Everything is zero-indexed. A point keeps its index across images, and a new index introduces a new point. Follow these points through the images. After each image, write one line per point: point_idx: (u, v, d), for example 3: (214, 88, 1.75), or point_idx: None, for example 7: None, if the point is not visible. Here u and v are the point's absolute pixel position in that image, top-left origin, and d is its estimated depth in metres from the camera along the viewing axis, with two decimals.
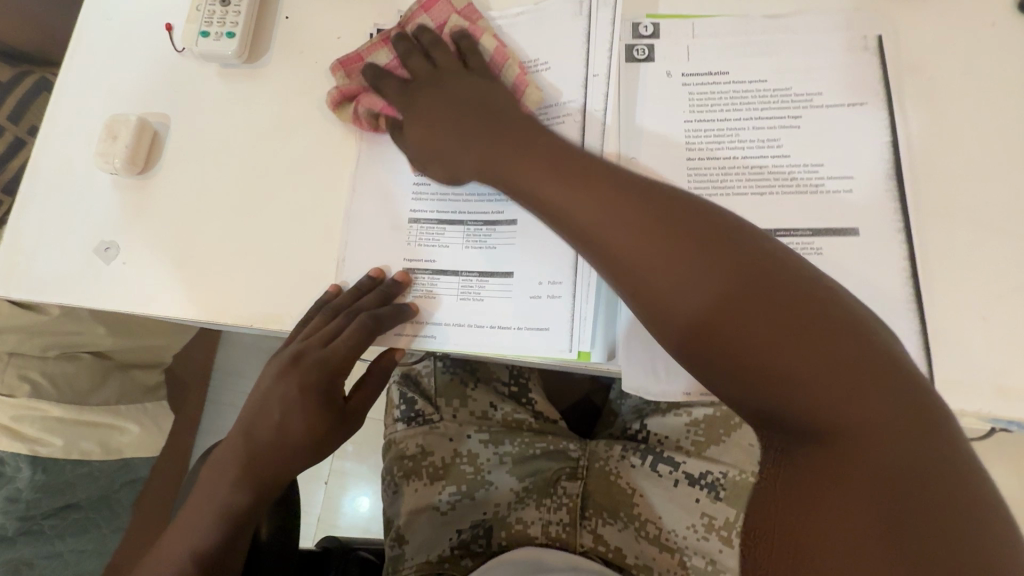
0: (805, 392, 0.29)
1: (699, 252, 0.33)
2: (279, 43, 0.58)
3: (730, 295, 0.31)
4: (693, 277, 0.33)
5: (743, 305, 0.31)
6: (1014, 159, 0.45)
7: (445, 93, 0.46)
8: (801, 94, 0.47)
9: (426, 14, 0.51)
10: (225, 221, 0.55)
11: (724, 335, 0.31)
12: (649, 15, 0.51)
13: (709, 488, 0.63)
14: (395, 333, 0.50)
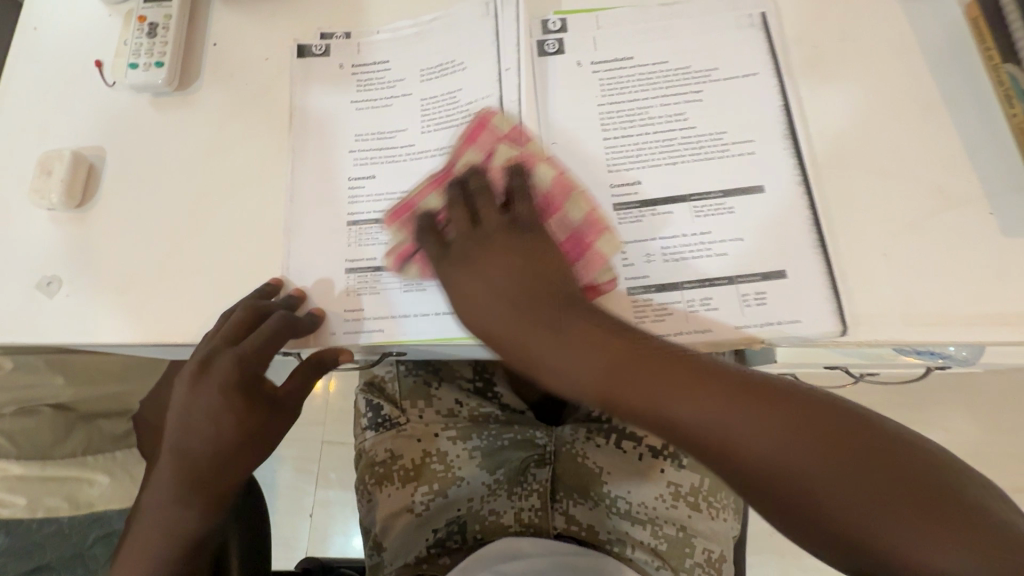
0: (849, 499, 0.35)
1: (776, 412, 0.38)
2: (209, 69, 0.60)
3: (756, 418, 0.38)
4: (718, 403, 0.39)
5: (755, 428, 0.37)
6: (895, 110, 0.49)
7: (495, 265, 0.46)
8: (700, 72, 0.51)
9: (472, 145, 0.51)
10: (167, 244, 0.56)
11: (793, 458, 0.36)
12: (556, 11, 0.55)
13: (673, 458, 0.66)
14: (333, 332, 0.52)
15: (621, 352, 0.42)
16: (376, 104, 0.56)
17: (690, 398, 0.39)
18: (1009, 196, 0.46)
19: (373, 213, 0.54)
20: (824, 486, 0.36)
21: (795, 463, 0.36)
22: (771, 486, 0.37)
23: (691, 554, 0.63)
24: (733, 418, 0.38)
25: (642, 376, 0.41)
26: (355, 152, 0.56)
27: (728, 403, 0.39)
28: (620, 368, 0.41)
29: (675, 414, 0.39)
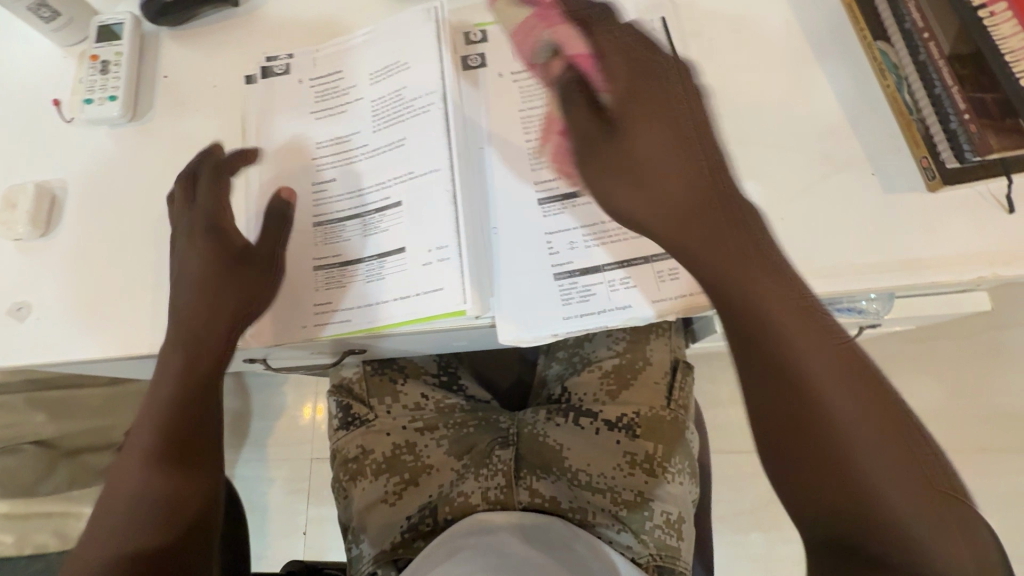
0: (872, 467, 0.34)
1: (858, 376, 0.36)
2: (162, 99, 0.64)
3: (830, 365, 0.35)
4: (806, 334, 0.36)
5: (835, 385, 0.35)
6: (785, 90, 0.55)
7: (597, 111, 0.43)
8: None
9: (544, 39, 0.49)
10: (132, 263, 0.59)
11: (833, 412, 0.35)
12: (478, 23, 0.60)
13: (626, 429, 0.69)
14: (302, 325, 0.55)
15: (728, 251, 0.39)
16: (332, 112, 0.60)
17: (772, 305, 0.37)
18: (889, 157, 0.52)
19: (336, 212, 0.57)
20: (867, 450, 0.34)
21: (848, 422, 0.34)
22: (801, 408, 0.35)
23: (651, 518, 0.65)
24: (827, 361, 0.36)
25: (750, 282, 0.37)
26: (316, 156, 0.59)
27: (809, 345, 0.36)
28: (730, 267, 0.38)
29: (762, 311, 0.37)
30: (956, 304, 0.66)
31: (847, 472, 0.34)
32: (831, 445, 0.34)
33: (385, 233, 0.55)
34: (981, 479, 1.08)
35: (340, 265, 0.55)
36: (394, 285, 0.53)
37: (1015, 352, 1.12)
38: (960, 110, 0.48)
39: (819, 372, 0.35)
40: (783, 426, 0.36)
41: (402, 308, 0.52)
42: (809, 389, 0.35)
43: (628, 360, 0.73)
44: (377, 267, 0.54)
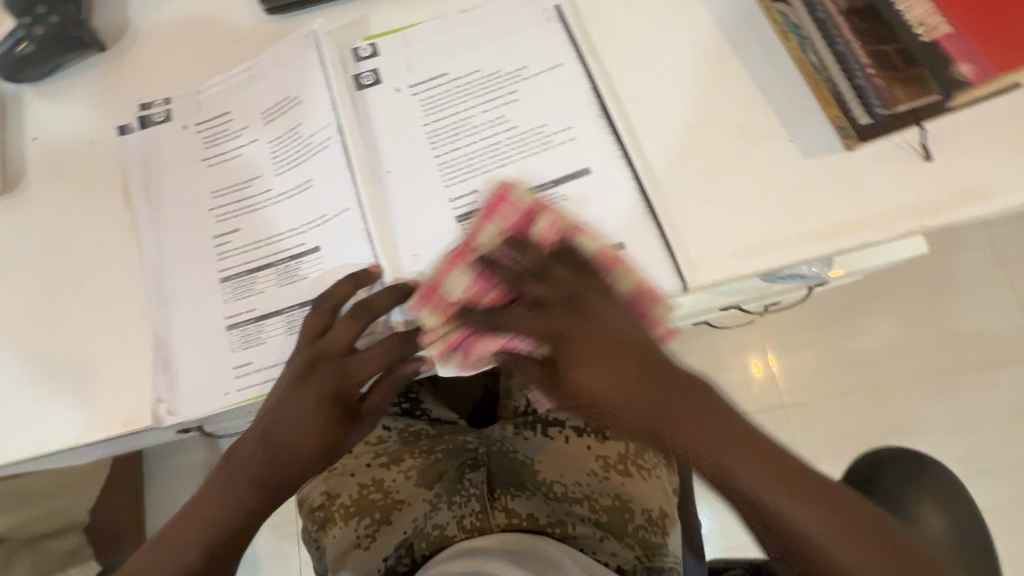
0: (781, 515, 0.40)
1: (727, 436, 0.42)
2: (35, 167, 0.58)
3: (691, 434, 0.43)
4: (681, 421, 0.43)
5: (732, 454, 0.41)
6: (693, 66, 0.53)
7: (603, 352, 0.46)
8: (511, 72, 0.54)
9: (492, 219, 0.49)
10: (28, 352, 0.54)
11: (723, 468, 0.41)
12: (365, 38, 0.56)
13: (595, 432, 0.68)
14: (222, 392, 0.51)
15: (592, 361, 0.46)
16: (224, 157, 0.55)
17: (635, 401, 0.45)
18: (804, 122, 0.50)
19: (243, 265, 0.53)
20: (834, 547, 0.39)
21: (730, 463, 0.41)
22: (702, 467, 0.43)
23: (632, 518, 0.64)
24: (752, 471, 0.41)
25: (677, 408, 0.43)
26: (214, 208, 0.54)
27: (675, 415, 0.43)
28: (596, 370, 0.46)
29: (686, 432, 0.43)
30: (895, 252, 0.66)
31: (769, 517, 0.40)
32: (744, 502, 0.41)
33: (305, 280, 0.51)
34: (948, 407, 1.11)
35: (284, 315, 0.51)
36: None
37: (963, 277, 1.15)
38: (864, 65, 0.47)
39: (692, 444, 0.43)
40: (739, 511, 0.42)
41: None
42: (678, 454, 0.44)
43: None
44: (299, 317, 0.51)
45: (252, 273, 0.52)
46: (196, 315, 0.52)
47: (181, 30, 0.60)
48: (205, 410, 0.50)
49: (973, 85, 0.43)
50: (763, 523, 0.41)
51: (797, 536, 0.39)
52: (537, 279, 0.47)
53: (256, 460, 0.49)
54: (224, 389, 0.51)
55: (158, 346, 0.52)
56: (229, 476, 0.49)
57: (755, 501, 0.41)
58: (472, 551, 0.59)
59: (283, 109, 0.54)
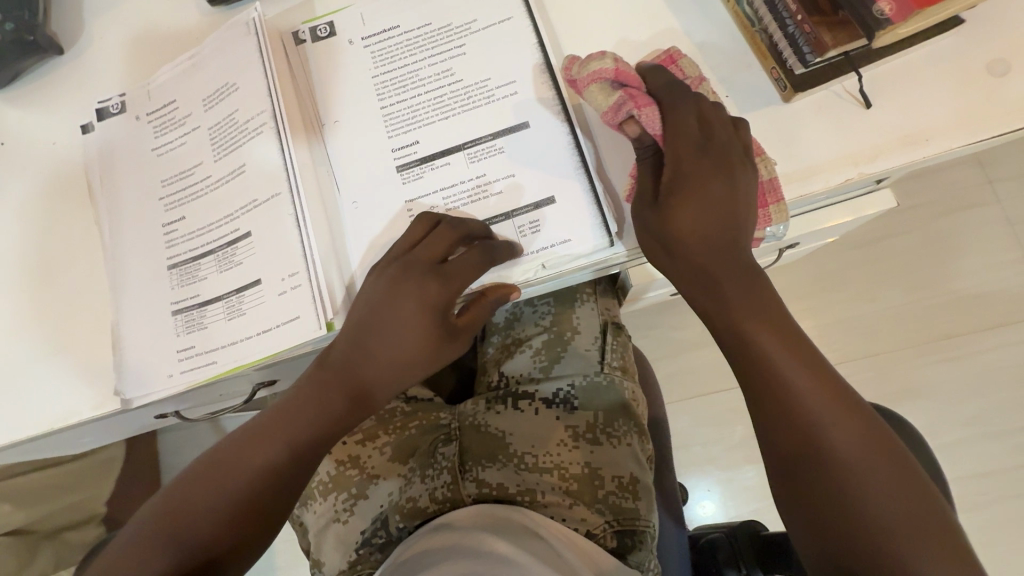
0: (842, 461, 0.41)
1: (826, 384, 0.43)
2: (6, 169, 0.61)
3: (805, 370, 0.43)
4: (772, 331, 0.43)
5: (811, 385, 0.42)
6: (631, 26, 0.52)
7: (704, 204, 0.41)
8: (460, 25, 0.53)
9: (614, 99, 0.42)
10: (6, 348, 0.57)
11: (800, 402, 0.42)
12: (305, 21, 0.56)
13: (563, 403, 0.70)
14: (166, 374, 0.53)
15: (725, 266, 0.43)
16: (168, 148, 0.57)
17: (755, 312, 0.43)
18: (743, 74, 0.50)
19: (188, 251, 0.54)
20: (881, 508, 0.40)
21: (804, 387, 0.42)
22: (763, 382, 0.43)
23: (602, 485, 0.65)
24: (831, 413, 0.42)
25: (759, 332, 0.43)
26: (163, 195, 0.56)
27: (784, 353, 0.43)
28: (719, 282, 0.43)
29: (752, 334, 0.43)
30: (860, 206, 0.64)
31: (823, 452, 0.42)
32: (796, 424, 0.42)
33: (239, 266, 0.53)
34: (952, 370, 1.08)
35: (225, 295, 0.53)
36: (250, 320, 0.52)
37: (963, 234, 1.12)
38: (793, 11, 0.45)
39: (791, 385, 0.42)
40: (785, 434, 0.43)
41: (263, 341, 0.51)
42: (755, 379, 0.43)
43: (555, 333, 0.74)
44: (236, 302, 0.52)
45: (193, 252, 0.54)
46: (147, 299, 0.55)
47: (136, 26, 0.61)
48: (155, 391, 0.53)
49: (892, 23, 0.43)
50: (809, 447, 0.42)
51: (855, 488, 0.41)
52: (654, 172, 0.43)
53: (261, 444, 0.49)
54: (168, 369, 0.53)
55: (111, 329, 0.55)
56: (236, 453, 0.49)
57: (814, 435, 0.42)
58: (456, 531, 0.60)
59: (224, 95, 0.55)
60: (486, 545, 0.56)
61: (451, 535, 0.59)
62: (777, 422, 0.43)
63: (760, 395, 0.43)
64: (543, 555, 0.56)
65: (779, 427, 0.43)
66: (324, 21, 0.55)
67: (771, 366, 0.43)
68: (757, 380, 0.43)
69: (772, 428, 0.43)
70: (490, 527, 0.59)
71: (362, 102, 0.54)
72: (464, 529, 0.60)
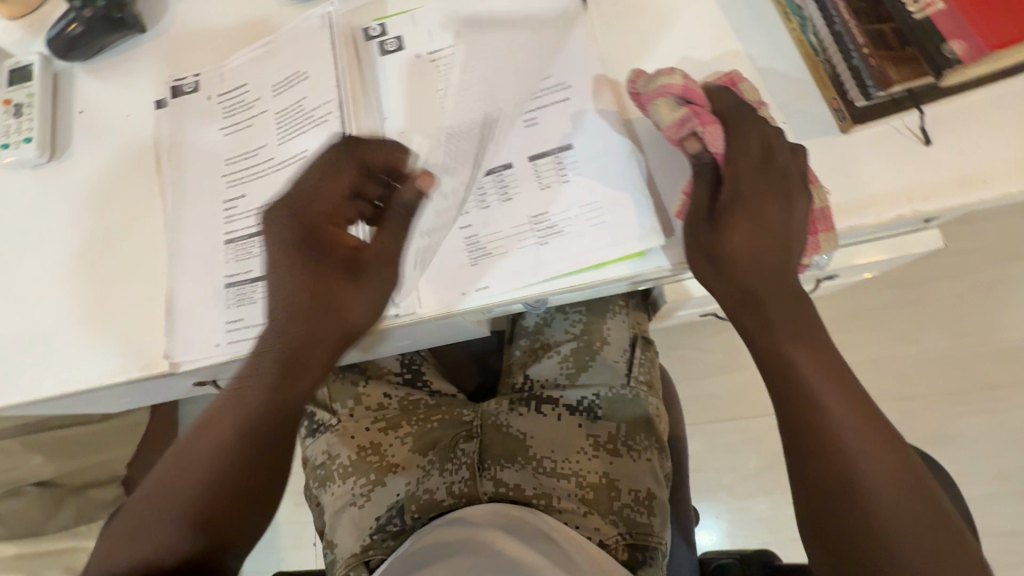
0: (876, 496, 0.41)
1: (864, 416, 0.43)
2: (81, 135, 0.63)
3: (843, 400, 0.43)
4: (812, 358, 0.43)
5: (848, 415, 0.42)
6: (692, 49, 0.53)
7: (758, 226, 0.42)
8: None
9: (679, 115, 0.42)
10: (62, 305, 0.59)
11: (835, 432, 0.42)
12: (375, 18, 0.58)
13: (587, 411, 0.70)
14: (213, 344, 0.55)
15: (773, 289, 0.43)
16: (235, 128, 0.60)
17: (796, 338, 0.43)
18: (802, 103, 0.50)
19: (246, 228, 0.57)
20: (910, 547, 0.40)
21: (840, 416, 0.42)
22: (798, 407, 0.43)
23: (618, 497, 0.66)
24: (866, 447, 0.42)
25: (799, 356, 0.43)
26: (225, 171, 0.59)
27: (823, 380, 0.43)
28: (763, 304, 0.43)
29: (793, 359, 0.43)
30: (905, 242, 0.64)
31: (857, 484, 0.41)
32: (829, 453, 0.42)
33: None
34: (982, 421, 1.06)
35: None
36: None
37: (1013, 284, 1.08)
38: (859, 44, 0.46)
39: (828, 412, 0.42)
40: (816, 461, 0.42)
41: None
42: (791, 402, 0.43)
43: (585, 342, 0.74)
44: None
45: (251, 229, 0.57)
46: (201, 269, 0.57)
47: (216, 12, 0.64)
48: (201, 359, 0.55)
49: (962, 64, 0.42)
50: (841, 477, 0.41)
51: (887, 524, 0.40)
52: (711, 188, 0.43)
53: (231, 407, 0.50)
54: (217, 339, 0.55)
55: (166, 295, 0.57)
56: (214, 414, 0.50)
57: (847, 466, 0.41)
58: (468, 527, 0.62)
59: (292, 84, 0.58)
60: (499, 545, 0.59)
61: (461, 530, 0.62)
62: (809, 448, 0.43)
63: (795, 419, 0.43)
64: (552, 557, 0.59)
65: (811, 454, 0.43)
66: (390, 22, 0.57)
67: (809, 393, 0.43)
68: (793, 406, 0.43)
69: (804, 453, 0.43)
70: (502, 525, 0.62)
71: (422, 99, 0.55)
72: (475, 524, 0.62)
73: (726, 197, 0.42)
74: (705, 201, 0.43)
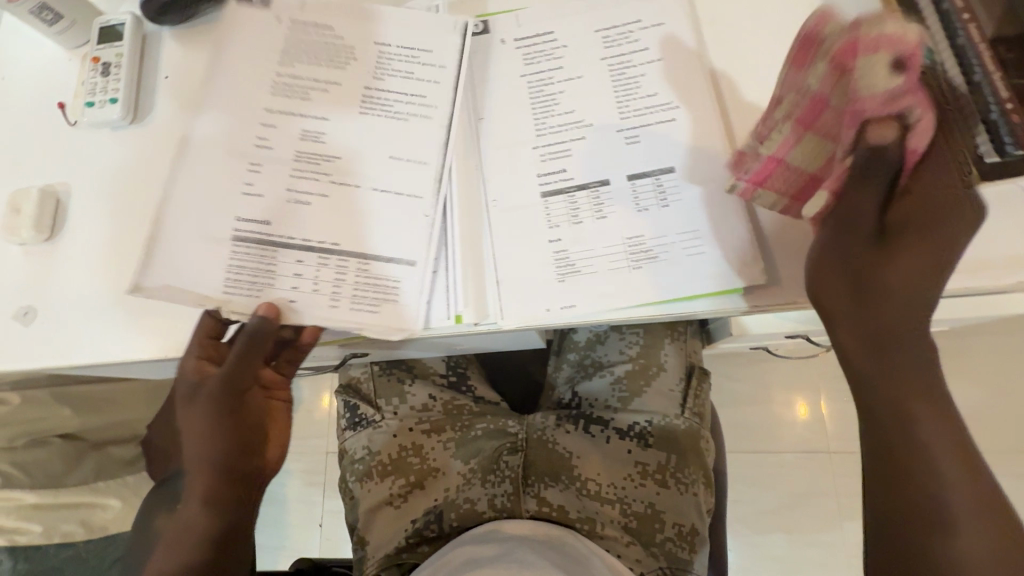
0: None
1: (977, 490, 0.39)
2: (164, 99, 0.62)
3: (957, 467, 0.39)
4: (933, 415, 0.40)
5: (960, 486, 0.39)
6: None
7: (908, 268, 0.39)
8: (630, 49, 0.54)
9: (839, 71, 0.36)
10: (130, 270, 0.58)
11: (937, 498, 0.39)
12: (479, 15, 0.57)
13: (638, 438, 0.68)
14: None
15: (895, 335, 0.40)
16: (307, 90, 0.54)
17: (916, 389, 0.40)
18: None
19: None
20: None
21: (950, 482, 0.39)
22: (903, 462, 0.40)
23: (662, 530, 0.64)
24: (971, 523, 0.38)
25: (917, 409, 0.40)
26: (300, 130, 0.53)
27: (942, 439, 0.39)
28: (883, 349, 0.40)
29: (909, 408, 0.40)
30: (993, 308, 0.61)
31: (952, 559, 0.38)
32: (924, 519, 0.39)
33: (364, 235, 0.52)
34: None
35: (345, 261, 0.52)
36: (375, 287, 0.50)
37: None
38: (1002, 99, 0.42)
39: (936, 476, 0.39)
40: (906, 524, 0.39)
41: (386, 312, 0.49)
42: (897, 455, 0.40)
43: (641, 366, 0.72)
44: None
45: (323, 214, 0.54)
46: (261, 229, 0.51)
47: None
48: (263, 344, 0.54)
49: None
50: (933, 546, 0.38)
51: None
52: (839, 185, 0.39)
53: (204, 469, 0.49)
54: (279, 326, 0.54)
55: None
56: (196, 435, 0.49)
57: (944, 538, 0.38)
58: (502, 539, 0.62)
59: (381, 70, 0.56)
60: (529, 558, 0.59)
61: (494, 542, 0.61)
62: (903, 509, 0.39)
63: (899, 473, 0.40)
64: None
65: (903, 515, 0.39)
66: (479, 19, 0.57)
67: (922, 450, 0.39)
68: (889, 424, 0.40)
69: (897, 514, 0.40)
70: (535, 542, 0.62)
71: (518, 105, 0.54)
72: (508, 539, 0.62)
73: (862, 207, 0.38)
74: (853, 195, 0.38)
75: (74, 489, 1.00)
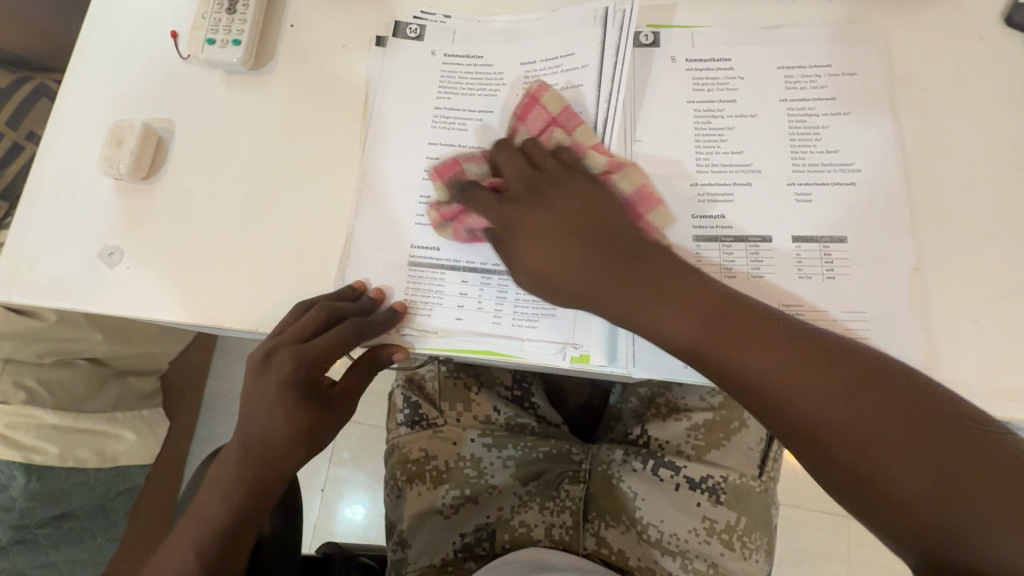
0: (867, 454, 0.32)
1: (771, 354, 0.36)
2: (288, 50, 0.58)
3: (773, 352, 0.36)
4: (702, 314, 0.39)
5: (787, 362, 0.36)
6: (1001, 168, 0.47)
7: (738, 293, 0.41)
8: (817, 95, 0.49)
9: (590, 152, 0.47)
10: (228, 230, 0.54)
11: (787, 397, 0.35)
12: (649, 25, 0.52)
13: (710, 492, 0.64)
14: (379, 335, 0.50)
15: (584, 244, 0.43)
16: (464, 119, 0.53)
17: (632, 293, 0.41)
18: None
19: None
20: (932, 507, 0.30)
21: (785, 374, 0.35)
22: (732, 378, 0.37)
23: None
24: (814, 397, 0.34)
25: (653, 302, 0.40)
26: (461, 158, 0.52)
27: (710, 336, 0.38)
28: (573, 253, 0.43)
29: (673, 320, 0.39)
30: None
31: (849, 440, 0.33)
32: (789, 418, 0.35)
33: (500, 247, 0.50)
34: None
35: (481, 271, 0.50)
36: (534, 302, 0.48)
37: None
38: None
39: (772, 377, 0.36)
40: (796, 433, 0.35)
41: (544, 327, 0.48)
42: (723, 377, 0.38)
43: (722, 418, 0.67)
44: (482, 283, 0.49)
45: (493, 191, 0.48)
46: (437, 255, 0.51)
47: None
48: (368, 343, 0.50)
49: None
50: (834, 442, 0.33)
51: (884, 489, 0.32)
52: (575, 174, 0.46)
53: (232, 468, 0.47)
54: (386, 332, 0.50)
55: (342, 253, 0.52)
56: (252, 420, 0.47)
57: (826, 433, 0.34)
58: (549, 567, 0.59)
59: (540, 71, 0.52)
60: None
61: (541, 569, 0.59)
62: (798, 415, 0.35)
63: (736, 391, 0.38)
64: None
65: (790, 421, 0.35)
66: (650, 30, 0.52)
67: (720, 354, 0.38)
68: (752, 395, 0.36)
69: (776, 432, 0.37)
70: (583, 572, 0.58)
71: (680, 133, 0.49)
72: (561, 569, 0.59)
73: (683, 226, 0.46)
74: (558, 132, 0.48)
75: (93, 417, 0.89)
